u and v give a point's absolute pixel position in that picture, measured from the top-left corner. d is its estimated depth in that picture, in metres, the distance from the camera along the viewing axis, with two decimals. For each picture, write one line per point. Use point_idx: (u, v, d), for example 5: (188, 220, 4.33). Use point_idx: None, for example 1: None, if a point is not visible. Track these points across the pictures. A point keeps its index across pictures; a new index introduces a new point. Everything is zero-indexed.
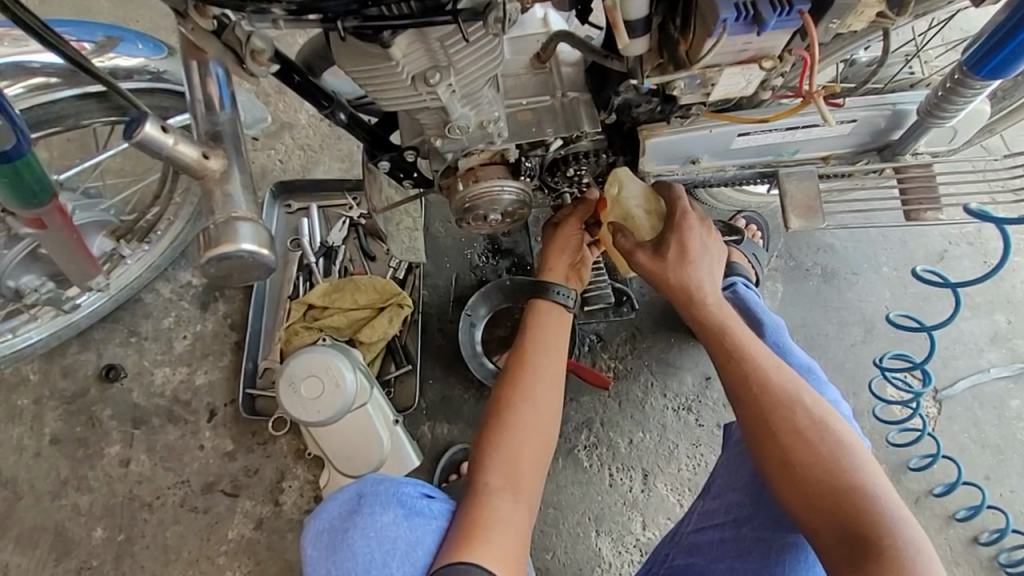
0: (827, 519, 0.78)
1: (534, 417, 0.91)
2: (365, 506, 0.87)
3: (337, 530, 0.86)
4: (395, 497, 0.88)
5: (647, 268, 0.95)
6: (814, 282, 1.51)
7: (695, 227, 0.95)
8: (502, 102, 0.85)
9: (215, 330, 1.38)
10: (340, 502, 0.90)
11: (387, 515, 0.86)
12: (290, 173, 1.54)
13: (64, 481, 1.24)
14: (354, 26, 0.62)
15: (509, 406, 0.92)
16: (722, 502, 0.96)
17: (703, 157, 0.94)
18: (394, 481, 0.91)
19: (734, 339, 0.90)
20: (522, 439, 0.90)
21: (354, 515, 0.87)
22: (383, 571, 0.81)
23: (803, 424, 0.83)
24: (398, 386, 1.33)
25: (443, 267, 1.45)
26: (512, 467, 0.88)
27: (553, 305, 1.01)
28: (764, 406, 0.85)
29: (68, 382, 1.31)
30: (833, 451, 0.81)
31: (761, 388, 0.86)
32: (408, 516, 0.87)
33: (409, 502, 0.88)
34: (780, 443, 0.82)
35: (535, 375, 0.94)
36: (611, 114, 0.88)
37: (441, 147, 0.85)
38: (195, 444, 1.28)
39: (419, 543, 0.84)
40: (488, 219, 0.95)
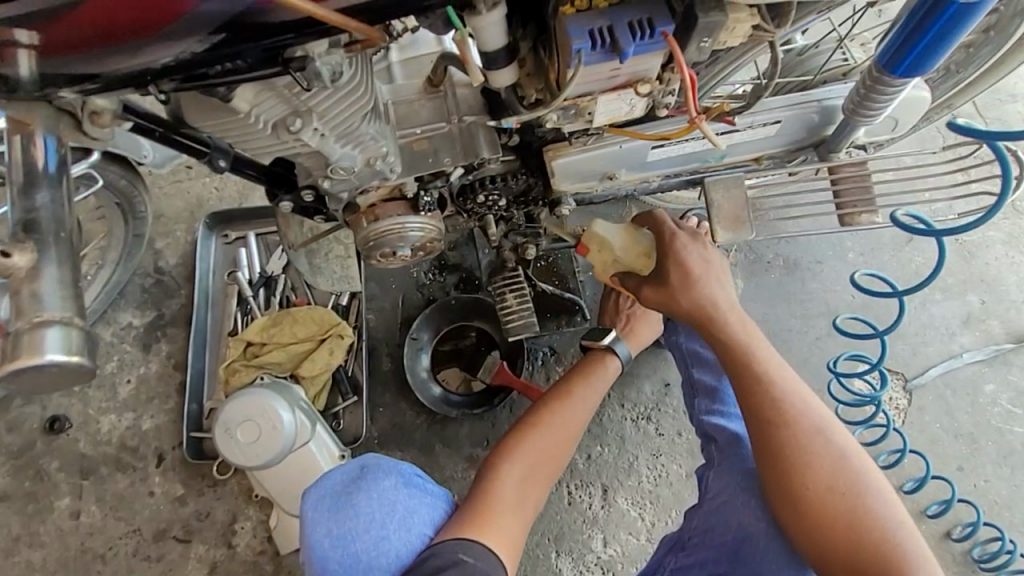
0: (848, 564, 0.75)
1: (572, 420, 0.98)
2: (368, 470, 0.78)
3: (339, 493, 0.76)
4: (396, 466, 0.80)
5: (656, 300, 0.96)
6: (776, 275, 1.44)
7: (688, 246, 0.96)
8: (390, 134, 0.78)
9: (159, 371, 1.35)
10: (340, 470, 0.80)
11: (391, 482, 0.78)
12: (226, 201, 1.49)
13: (16, 537, 1.23)
14: (173, 87, 0.58)
15: (554, 404, 0.99)
16: (695, 558, 0.92)
17: (620, 172, 0.87)
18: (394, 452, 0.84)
19: (759, 362, 0.88)
20: (559, 427, 0.96)
21: (356, 481, 0.78)
22: (382, 544, 0.74)
23: (830, 462, 0.80)
24: (347, 416, 1.29)
25: (388, 288, 1.40)
26: (540, 456, 0.92)
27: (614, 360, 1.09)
28: (792, 439, 0.82)
29: (13, 437, 1.29)
30: (858, 495, 0.78)
31: (790, 419, 0.83)
32: (409, 485, 0.80)
33: (409, 473, 0.81)
34: (806, 482, 0.79)
35: (582, 386, 1.02)
36: (512, 136, 0.83)
37: (331, 188, 0.80)
38: (145, 491, 1.26)
39: (417, 510, 0.79)
40: (397, 256, 0.88)
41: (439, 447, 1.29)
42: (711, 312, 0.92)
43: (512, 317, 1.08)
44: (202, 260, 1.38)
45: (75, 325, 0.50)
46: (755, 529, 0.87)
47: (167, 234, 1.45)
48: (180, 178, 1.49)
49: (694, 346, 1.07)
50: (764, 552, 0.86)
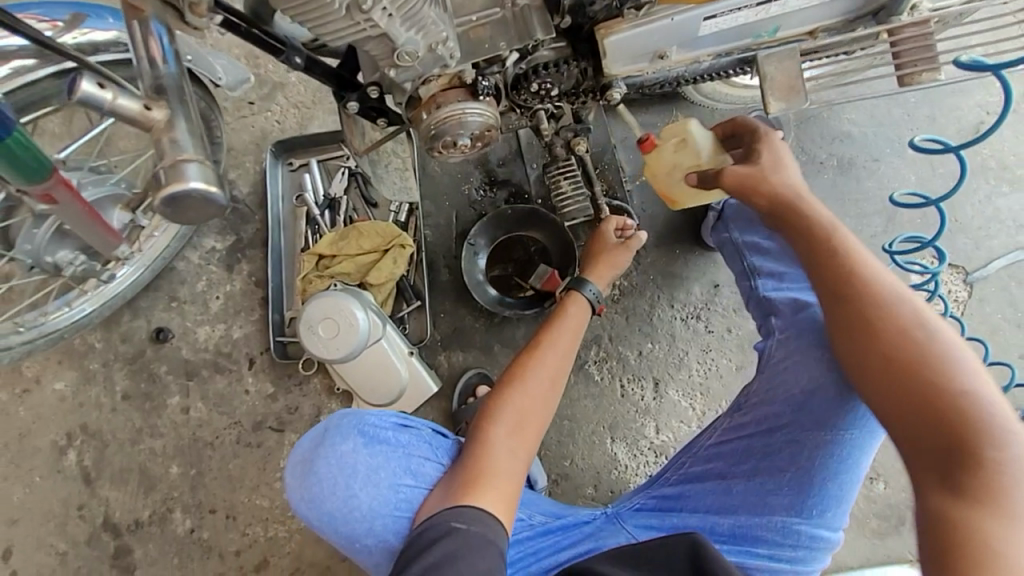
0: (918, 419, 0.74)
1: (552, 373, 1.06)
2: (327, 438, 1.01)
3: (305, 460, 1.00)
4: (358, 428, 1.01)
5: (734, 182, 0.95)
6: (829, 175, 1.42)
7: (778, 142, 0.99)
8: (451, 20, 0.83)
9: (243, 288, 1.50)
10: (310, 437, 1.04)
11: (347, 445, 0.99)
12: (288, 132, 1.58)
13: (139, 429, 1.43)
14: None
15: (529, 362, 1.07)
16: (755, 416, 1.00)
17: (671, 50, 0.89)
18: (358, 414, 1.03)
19: (842, 237, 0.87)
20: (537, 382, 1.05)
21: (318, 448, 1.01)
22: (348, 489, 0.97)
23: (902, 327, 0.79)
24: (412, 321, 1.40)
25: (443, 205, 1.47)
26: (525, 417, 1.01)
27: (583, 302, 1.16)
28: (869, 307, 0.81)
29: (127, 346, 1.47)
30: (934, 356, 0.76)
31: (864, 286, 0.82)
32: (368, 444, 1.00)
33: (371, 433, 1.01)
34: (878, 340, 0.79)
35: (557, 330, 1.11)
36: (565, 17, 0.84)
37: (396, 78, 0.86)
38: (241, 390, 1.43)
39: (379, 466, 0.99)
40: (457, 145, 0.94)
41: (498, 348, 1.39)
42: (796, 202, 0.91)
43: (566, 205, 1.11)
44: (272, 185, 1.49)
45: (208, 165, 0.58)
46: (822, 380, 0.94)
47: (238, 165, 1.57)
48: (244, 114, 1.59)
49: (752, 238, 1.11)
50: (829, 402, 0.93)
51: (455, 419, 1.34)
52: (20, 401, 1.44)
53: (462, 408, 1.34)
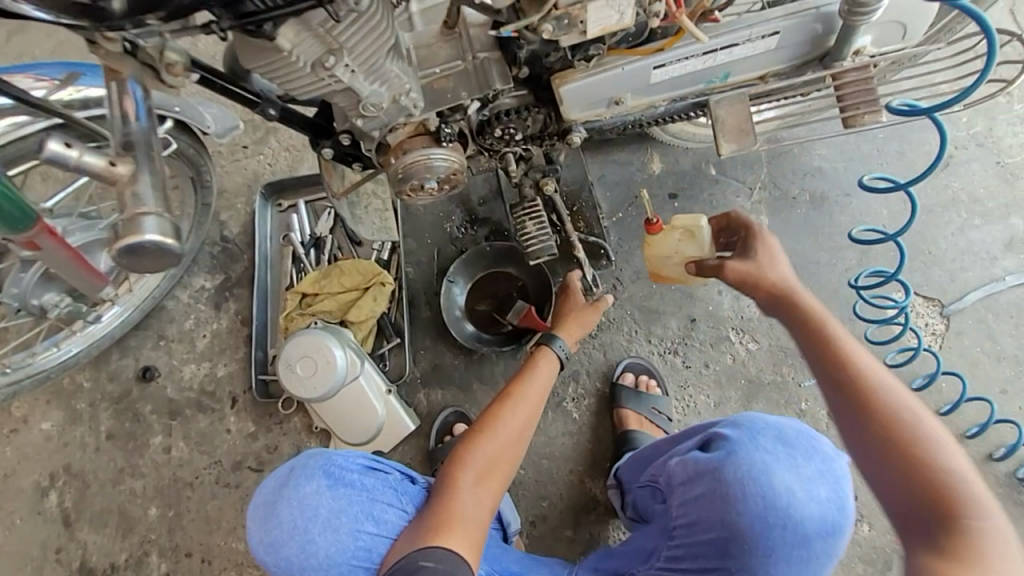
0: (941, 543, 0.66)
1: (520, 422, 1.11)
2: (292, 479, 1.00)
3: (269, 501, 1.00)
4: (322, 469, 1.00)
5: (735, 275, 0.95)
6: (802, 209, 1.45)
7: (769, 235, 0.99)
8: (413, 73, 0.88)
9: (229, 327, 1.53)
10: (274, 478, 1.03)
11: (311, 485, 0.99)
12: (279, 175, 1.65)
13: (121, 469, 1.43)
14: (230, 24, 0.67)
15: (501, 411, 1.11)
16: (687, 550, 0.95)
17: (626, 96, 0.94)
18: (325, 454, 1.03)
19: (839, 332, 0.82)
20: (508, 431, 1.09)
21: (282, 488, 1.00)
22: (308, 532, 0.96)
23: (915, 434, 0.71)
24: (392, 358, 1.42)
25: (425, 242, 1.51)
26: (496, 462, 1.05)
27: (552, 357, 1.21)
28: (878, 410, 0.73)
29: (114, 385, 1.49)
30: (946, 475, 0.68)
31: (875, 389, 0.74)
32: (331, 487, 0.99)
33: (336, 474, 1.01)
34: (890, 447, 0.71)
35: (528, 383, 1.16)
36: (522, 68, 0.90)
37: (363, 127, 0.91)
38: (222, 429, 1.43)
39: (340, 510, 0.98)
40: (424, 188, 0.98)
41: (477, 385, 1.40)
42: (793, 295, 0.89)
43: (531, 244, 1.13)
44: (260, 225, 1.54)
45: (166, 217, 0.62)
46: (738, 528, 0.88)
47: (230, 206, 1.62)
48: (238, 158, 1.66)
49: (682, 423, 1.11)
50: (751, 548, 0.88)
51: (432, 458, 1.34)
52: (7, 441, 1.46)
53: (440, 446, 1.34)
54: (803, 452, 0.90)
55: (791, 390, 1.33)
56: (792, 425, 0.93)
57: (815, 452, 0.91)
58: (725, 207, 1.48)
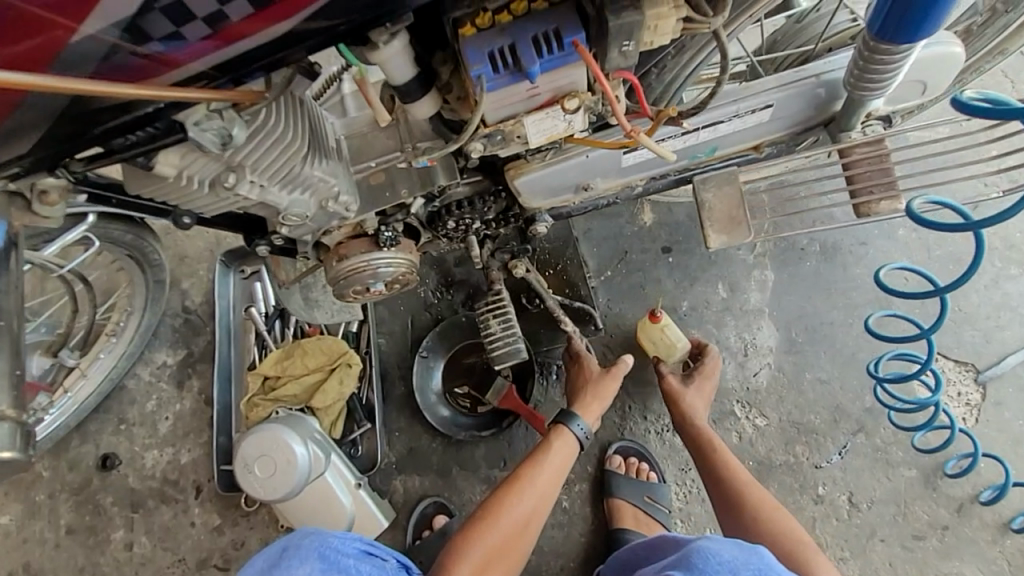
0: None
1: (530, 509, 1.01)
2: (284, 560, 0.83)
3: None
4: (317, 550, 0.84)
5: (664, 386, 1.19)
6: (812, 262, 1.30)
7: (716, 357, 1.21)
8: (343, 171, 0.75)
9: (193, 407, 1.43)
10: (264, 556, 0.86)
11: (303, 569, 0.82)
12: (242, 237, 1.54)
13: (81, 568, 1.34)
14: (82, 168, 0.59)
15: (507, 496, 1.01)
16: None
17: (595, 182, 0.81)
18: (322, 535, 0.87)
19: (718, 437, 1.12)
20: (512, 519, 0.99)
21: (272, 570, 0.83)
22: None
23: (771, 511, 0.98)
24: (364, 443, 1.30)
25: (397, 311, 1.39)
26: (502, 549, 0.97)
27: (571, 437, 1.10)
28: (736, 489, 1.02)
29: (74, 475, 1.40)
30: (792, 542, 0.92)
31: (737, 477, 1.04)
32: (326, 572, 0.82)
33: (332, 556, 0.84)
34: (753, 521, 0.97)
35: (536, 467, 1.06)
36: (470, 159, 0.77)
37: (291, 233, 0.79)
38: (187, 522, 1.34)
39: None
40: (371, 292, 0.86)
41: (457, 470, 1.28)
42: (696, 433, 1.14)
43: (496, 343, 0.99)
44: (222, 297, 1.40)
45: (2, 419, 0.57)
46: None
47: (191, 274, 1.52)
48: None
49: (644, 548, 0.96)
50: None
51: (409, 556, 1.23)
52: None
53: (418, 542, 1.23)
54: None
55: (807, 472, 1.18)
56: (749, 562, 0.75)
57: None
58: (726, 261, 1.33)
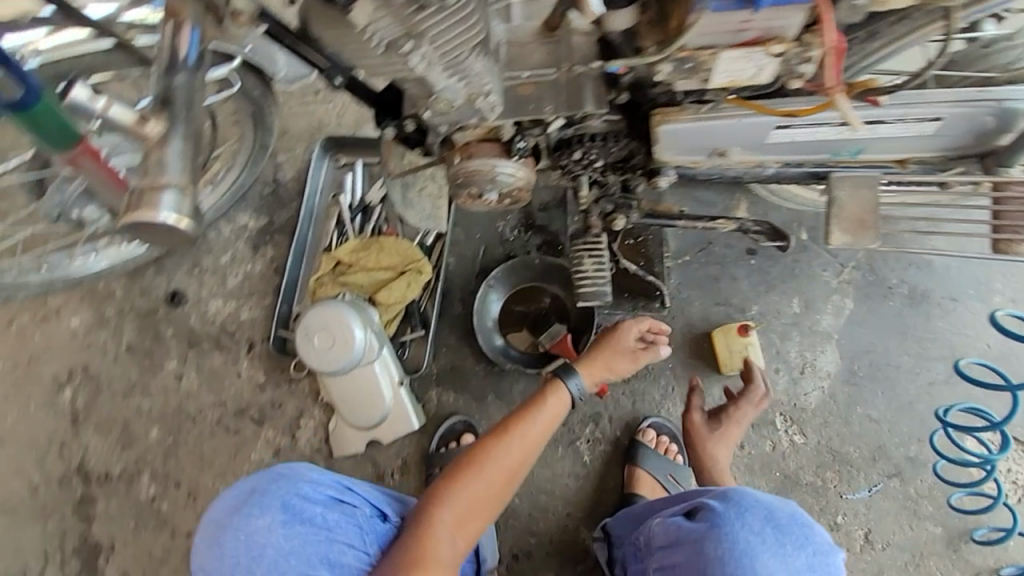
0: None
1: (517, 462, 0.98)
2: (246, 505, 0.90)
3: (217, 524, 0.90)
4: (281, 500, 0.90)
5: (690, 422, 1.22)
6: (897, 303, 1.28)
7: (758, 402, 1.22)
8: (498, 73, 0.77)
9: (262, 271, 1.50)
10: (234, 494, 0.93)
11: (263, 520, 0.89)
12: (343, 128, 1.58)
13: (133, 384, 1.45)
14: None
15: (492, 448, 0.98)
16: None
17: (733, 150, 0.81)
18: (290, 481, 0.93)
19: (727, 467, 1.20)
20: (496, 471, 0.96)
21: (234, 513, 0.90)
22: (248, 574, 0.87)
23: None
24: (412, 348, 1.36)
25: (473, 236, 1.42)
26: (486, 499, 0.95)
27: (566, 393, 1.07)
28: None
29: (143, 301, 1.50)
30: None
31: None
32: (287, 523, 0.89)
33: (295, 509, 0.91)
34: None
35: (529, 420, 1.02)
36: (621, 93, 0.78)
37: (430, 120, 0.81)
38: (234, 372, 1.43)
39: (293, 551, 0.88)
40: (482, 198, 0.88)
41: (491, 398, 1.33)
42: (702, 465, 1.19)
43: (584, 282, 1.05)
44: (312, 180, 1.49)
45: (186, 193, 0.55)
46: None
47: (289, 150, 1.57)
48: (306, 101, 1.60)
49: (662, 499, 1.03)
50: None
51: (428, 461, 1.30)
52: (36, 327, 1.49)
53: (439, 452, 1.30)
54: (793, 539, 0.83)
55: (830, 499, 1.20)
56: (787, 508, 0.85)
57: (805, 537, 0.83)
58: (809, 278, 1.31)
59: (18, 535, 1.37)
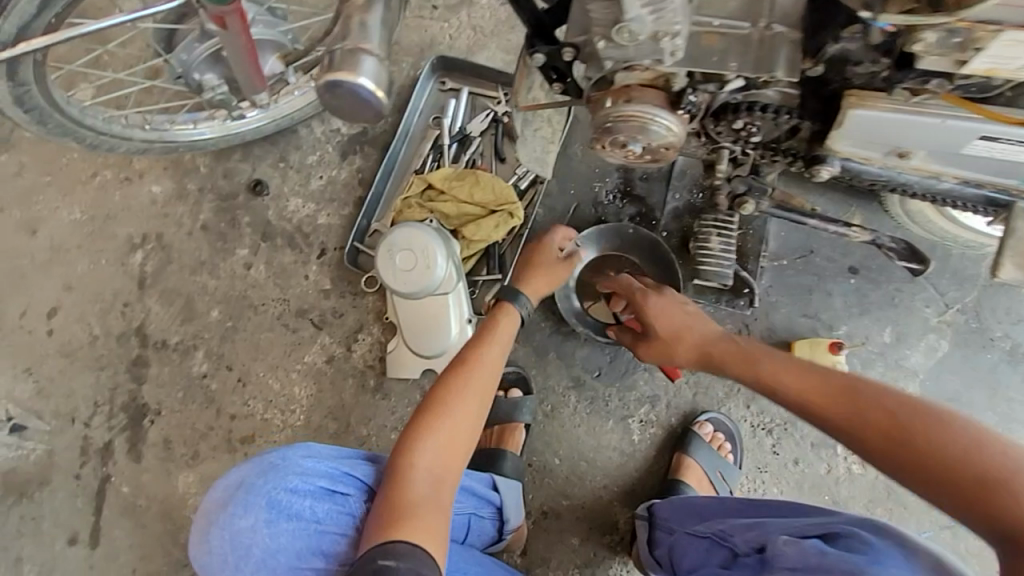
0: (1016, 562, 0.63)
1: (482, 396, 0.92)
2: (232, 503, 0.88)
3: (210, 515, 0.89)
4: (266, 497, 0.87)
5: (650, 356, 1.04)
6: (994, 356, 1.22)
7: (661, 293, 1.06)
8: (689, 13, 0.70)
9: (346, 180, 1.48)
10: (224, 486, 0.91)
11: (246, 520, 0.86)
12: (454, 51, 1.52)
13: (202, 262, 1.46)
14: None
15: (452, 386, 0.92)
16: None
17: (917, 152, 0.75)
18: (275, 473, 0.89)
19: (788, 370, 0.84)
20: (461, 409, 0.90)
21: (222, 509, 0.88)
22: (239, 568, 0.86)
23: (891, 421, 0.74)
24: (483, 289, 1.33)
25: (567, 191, 1.38)
26: (453, 445, 0.88)
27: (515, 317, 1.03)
28: (857, 419, 0.76)
29: (225, 183, 1.49)
30: (935, 441, 0.71)
31: (838, 415, 0.77)
32: (272, 522, 0.86)
33: (281, 505, 0.87)
34: (902, 447, 0.72)
35: (485, 354, 0.96)
36: (817, 65, 0.72)
37: (601, 52, 0.75)
38: (303, 273, 1.43)
39: (280, 549, 0.86)
40: (625, 148, 0.83)
41: (552, 357, 1.31)
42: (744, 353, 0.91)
43: None
44: (416, 97, 1.44)
45: (381, 65, 0.64)
46: None
47: (395, 62, 1.52)
48: (423, 15, 1.53)
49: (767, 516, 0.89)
50: None
51: None
52: (119, 186, 1.49)
53: None
54: None
55: None
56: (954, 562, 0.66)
57: None
58: (908, 310, 1.26)
59: (72, 381, 1.41)
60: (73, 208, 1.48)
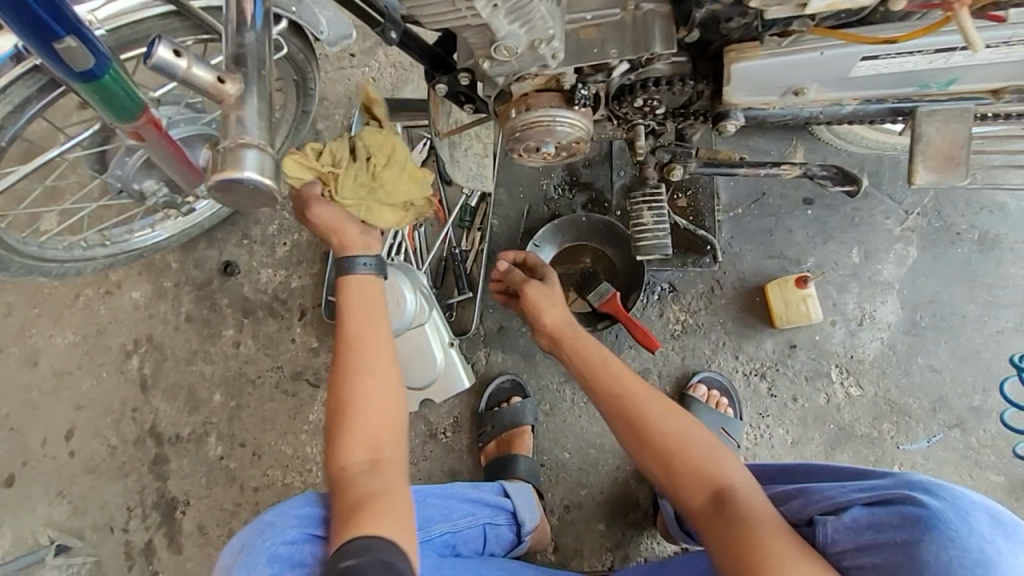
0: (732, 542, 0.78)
1: (376, 368, 0.94)
2: (239, 563, 0.88)
3: None
4: (267, 553, 0.87)
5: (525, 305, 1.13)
6: (965, 249, 1.23)
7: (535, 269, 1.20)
8: (560, 16, 0.73)
9: (309, 240, 1.52)
10: (234, 547, 0.93)
11: None
12: (380, 91, 1.55)
13: (194, 351, 1.51)
14: None
15: (347, 370, 0.94)
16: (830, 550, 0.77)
17: (811, 87, 0.78)
18: (271, 527, 0.91)
19: (614, 373, 0.99)
20: (361, 388, 0.93)
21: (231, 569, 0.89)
22: None
23: (668, 434, 0.90)
24: (459, 310, 1.36)
25: (516, 197, 1.40)
26: (371, 438, 0.91)
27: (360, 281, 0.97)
28: (652, 428, 0.92)
29: (197, 272, 1.54)
30: (694, 450, 0.88)
31: (630, 410, 0.94)
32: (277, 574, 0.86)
33: (282, 556, 0.87)
34: (687, 454, 0.88)
35: (356, 326, 0.95)
36: (691, 32, 0.74)
37: (489, 70, 0.78)
38: (289, 337, 1.48)
39: None
40: (540, 152, 0.87)
41: (540, 357, 1.34)
42: (594, 359, 1.02)
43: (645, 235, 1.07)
44: None
45: (265, 152, 0.64)
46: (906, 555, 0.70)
47: (328, 116, 1.56)
48: (343, 65, 1.57)
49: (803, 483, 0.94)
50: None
51: (479, 421, 1.31)
52: (100, 300, 1.55)
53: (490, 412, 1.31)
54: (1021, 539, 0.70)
55: (887, 449, 1.19)
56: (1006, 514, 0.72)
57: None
58: (870, 226, 1.27)
59: (102, 493, 1.46)
60: (64, 331, 1.54)
